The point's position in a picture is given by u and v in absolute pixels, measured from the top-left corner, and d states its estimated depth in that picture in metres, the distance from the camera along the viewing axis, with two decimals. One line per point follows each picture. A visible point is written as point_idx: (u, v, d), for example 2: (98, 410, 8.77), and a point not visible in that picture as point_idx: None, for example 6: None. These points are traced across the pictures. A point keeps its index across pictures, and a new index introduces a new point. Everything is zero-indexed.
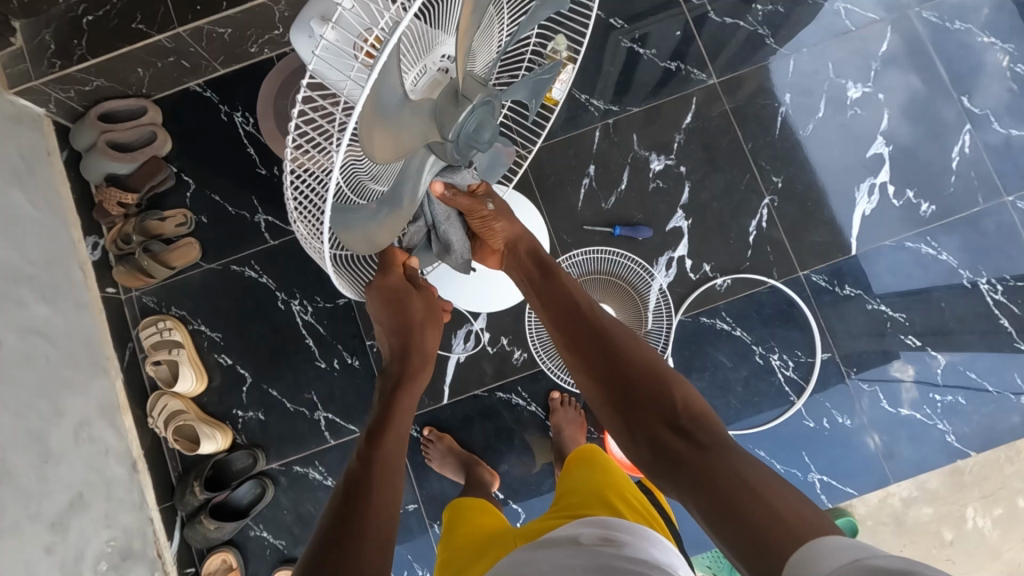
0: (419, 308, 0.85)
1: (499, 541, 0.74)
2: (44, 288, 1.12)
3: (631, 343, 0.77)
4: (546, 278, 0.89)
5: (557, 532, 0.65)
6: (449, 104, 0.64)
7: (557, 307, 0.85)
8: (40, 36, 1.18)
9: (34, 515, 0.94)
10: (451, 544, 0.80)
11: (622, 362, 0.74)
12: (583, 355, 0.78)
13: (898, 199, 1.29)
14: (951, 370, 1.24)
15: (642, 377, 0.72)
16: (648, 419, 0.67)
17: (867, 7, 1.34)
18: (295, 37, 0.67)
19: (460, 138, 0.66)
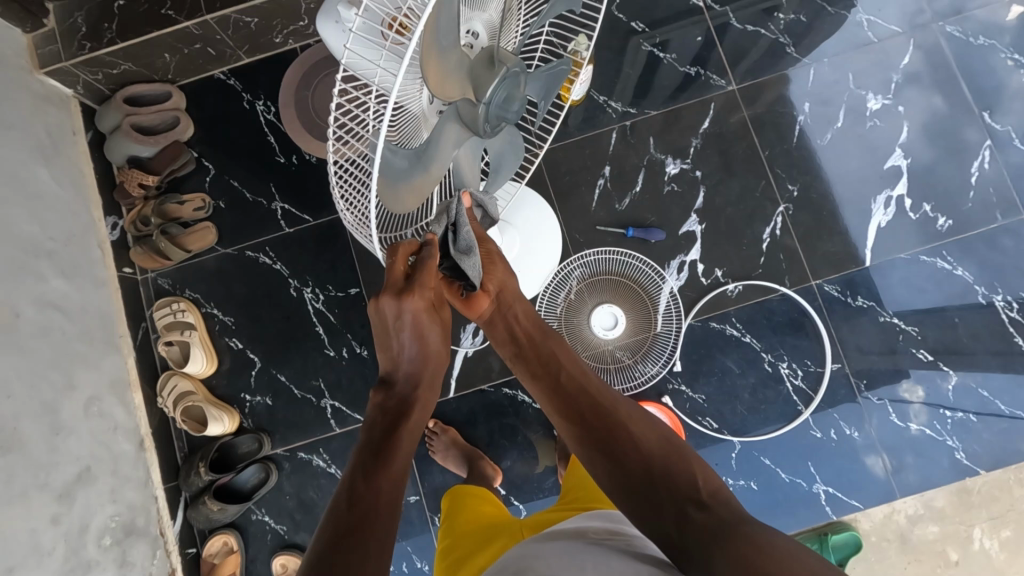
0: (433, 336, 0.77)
1: (505, 530, 0.74)
2: (63, 264, 1.14)
3: (640, 415, 0.71)
4: (543, 345, 0.82)
5: (564, 525, 0.66)
6: (483, 66, 0.63)
7: (556, 381, 0.77)
8: (72, 19, 1.21)
9: (42, 485, 0.96)
10: (455, 531, 0.80)
11: (630, 436, 0.68)
12: (586, 425, 0.71)
13: (915, 213, 1.28)
14: (962, 388, 1.22)
15: (654, 454, 0.66)
16: (663, 497, 0.60)
17: (891, 19, 1.33)
18: (322, 24, 0.68)
19: (491, 107, 0.65)
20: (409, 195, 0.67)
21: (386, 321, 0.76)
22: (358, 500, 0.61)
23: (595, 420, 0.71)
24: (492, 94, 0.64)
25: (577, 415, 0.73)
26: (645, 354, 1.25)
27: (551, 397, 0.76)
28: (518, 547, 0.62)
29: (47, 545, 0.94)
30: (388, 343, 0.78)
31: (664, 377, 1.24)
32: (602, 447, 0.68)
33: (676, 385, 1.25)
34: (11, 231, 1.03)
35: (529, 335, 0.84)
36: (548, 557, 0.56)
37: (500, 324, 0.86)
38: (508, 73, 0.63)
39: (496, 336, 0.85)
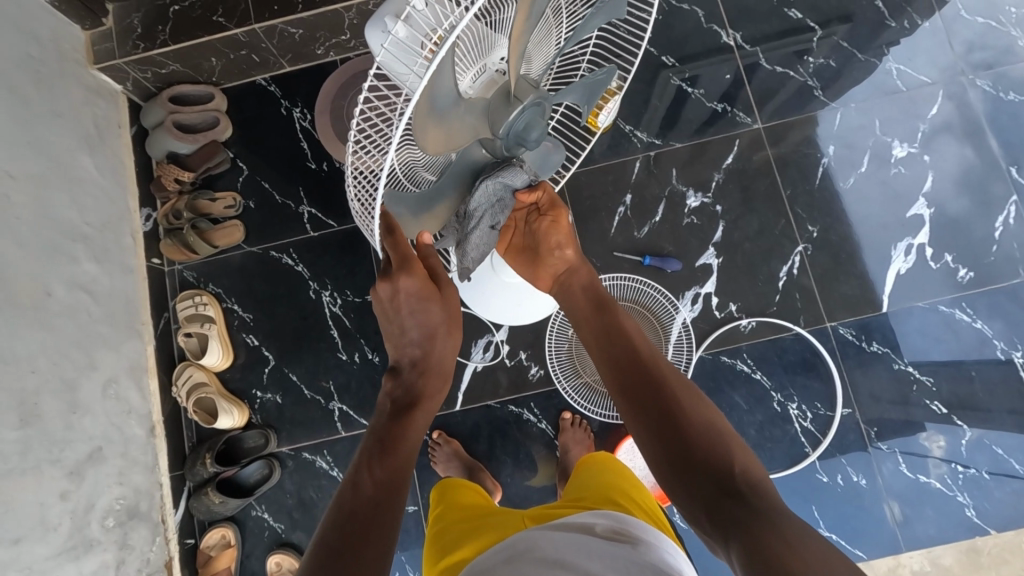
0: (437, 314, 0.76)
1: (499, 520, 0.72)
2: (96, 248, 1.19)
3: (691, 398, 0.71)
4: (605, 318, 0.83)
5: (567, 519, 0.64)
6: (500, 105, 0.64)
7: (608, 346, 0.79)
8: (128, 19, 1.28)
9: (55, 460, 0.99)
10: (451, 516, 0.79)
11: (676, 409, 0.69)
12: (634, 398, 0.72)
13: (936, 262, 1.27)
14: (977, 443, 1.20)
15: (695, 431, 0.67)
16: (701, 474, 0.61)
17: (921, 70, 1.35)
18: (369, 32, 0.69)
19: (510, 135, 0.65)
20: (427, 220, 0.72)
21: (385, 307, 0.76)
22: (371, 491, 0.62)
23: (645, 397, 0.71)
24: (514, 120, 0.64)
25: (626, 389, 0.74)
26: None
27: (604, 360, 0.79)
28: (521, 534, 0.61)
29: (52, 520, 0.96)
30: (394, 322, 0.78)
31: None
32: (648, 422, 0.69)
33: None
34: (52, 214, 1.08)
35: (592, 304, 0.85)
36: (555, 549, 0.55)
37: (567, 293, 0.89)
38: (529, 104, 0.63)
39: (561, 300, 0.89)
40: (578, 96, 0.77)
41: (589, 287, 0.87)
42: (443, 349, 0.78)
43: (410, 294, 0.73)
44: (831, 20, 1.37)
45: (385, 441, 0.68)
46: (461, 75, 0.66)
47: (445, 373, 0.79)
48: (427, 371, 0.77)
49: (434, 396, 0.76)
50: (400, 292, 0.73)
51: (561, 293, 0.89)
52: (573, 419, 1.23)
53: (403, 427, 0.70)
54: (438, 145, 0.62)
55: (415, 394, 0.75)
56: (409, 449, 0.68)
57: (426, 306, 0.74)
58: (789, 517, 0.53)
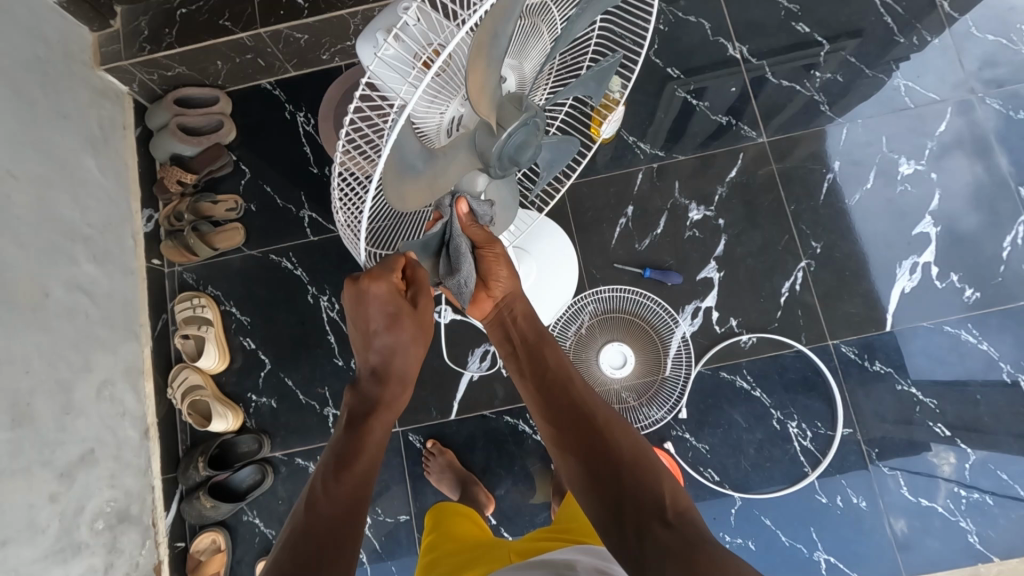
0: (405, 329, 0.74)
1: (488, 552, 0.72)
2: (96, 249, 1.19)
3: (621, 425, 0.70)
4: (537, 347, 0.81)
5: (551, 555, 0.64)
6: (485, 134, 0.61)
7: (541, 384, 0.77)
8: (136, 22, 1.29)
9: (46, 462, 0.98)
10: (442, 548, 0.78)
11: (607, 446, 0.67)
12: (567, 427, 0.70)
13: (941, 281, 1.25)
14: (981, 467, 1.17)
15: (627, 466, 0.64)
16: (636, 513, 0.59)
17: (929, 87, 1.33)
18: (360, 46, 0.70)
19: (503, 155, 0.63)
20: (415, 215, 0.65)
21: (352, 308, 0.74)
22: (329, 514, 0.60)
23: (577, 426, 0.70)
24: (512, 133, 0.61)
25: (558, 420, 0.72)
26: (651, 398, 1.23)
27: (536, 400, 0.76)
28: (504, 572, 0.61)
29: (41, 522, 0.96)
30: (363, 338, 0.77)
31: (668, 423, 1.22)
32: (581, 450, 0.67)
33: (679, 432, 1.22)
34: (53, 214, 1.09)
35: (525, 335, 0.83)
36: None
37: (500, 326, 0.86)
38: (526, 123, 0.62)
39: (495, 333, 0.86)
40: (589, 88, 0.73)
41: (526, 317, 0.84)
42: (407, 357, 0.77)
43: (381, 304, 0.72)
44: (839, 35, 1.36)
45: (341, 458, 0.66)
46: (452, 96, 0.63)
47: (408, 380, 0.77)
48: (388, 377, 0.76)
49: (394, 404, 0.75)
50: (369, 297, 0.71)
51: (498, 320, 0.86)
52: None
53: (359, 439, 0.69)
54: (420, 198, 0.62)
55: (372, 403, 0.73)
56: (369, 459, 0.67)
57: (392, 313, 0.73)
58: (713, 544, 0.53)
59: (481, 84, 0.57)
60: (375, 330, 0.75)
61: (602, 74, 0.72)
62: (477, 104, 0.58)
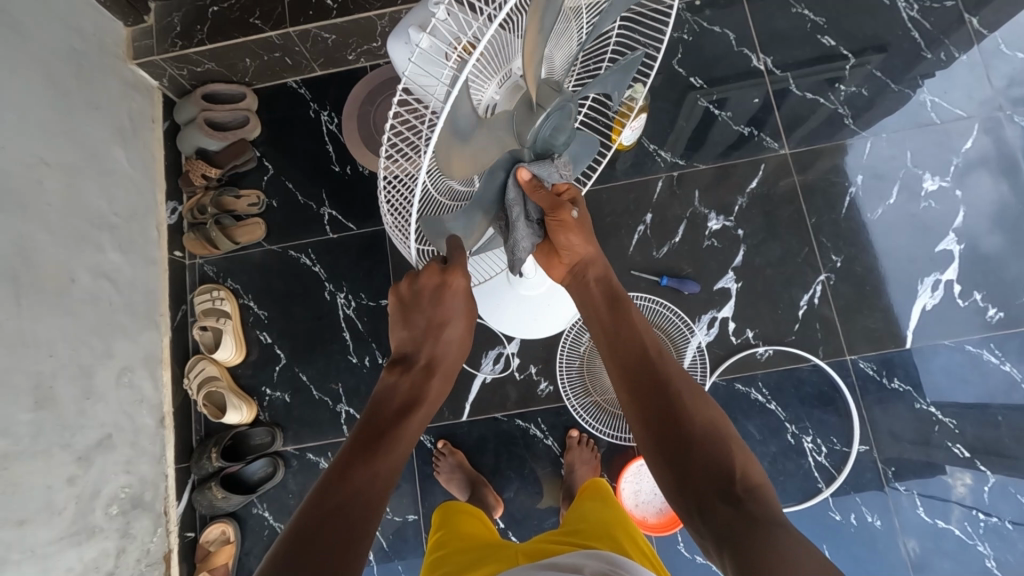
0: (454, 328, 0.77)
1: (496, 554, 0.71)
2: (122, 238, 1.21)
3: (701, 398, 0.71)
4: (615, 321, 0.81)
5: (559, 559, 0.63)
6: (525, 112, 0.61)
7: (618, 350, 0.78)
8: (169, 18, 1.31)
9: (66, 445, 1.00)
10: (449, 547, 0.77)
11: (682, 413, 0.69)
12: (641, 407, 0.71)
13: (964, 299, 1.23)
14: (1000, 491, 1.15)
15: (699, 435, 0.66)
16: (703, 485, 0.61)
17: (956, 103, 1.32)
18: (392, 45, 0.72)
19: (538, 140, 0.63)
20: (462, 163, 0.58)
21: (414, 298, 0.76)
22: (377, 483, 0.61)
23: (654, 403, 0.70)
24: (546, 117, 0.61)
25: (633, 383, 0.74)
26: None
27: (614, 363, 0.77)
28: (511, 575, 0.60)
29: (58, 504, 0.97)
30: (409, 320, 0.77)
31: None
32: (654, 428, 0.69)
33: None
34: (81, 202, 1.11)
35: (601, 302, 0.84)
36: None
37: (578, 291, 0.87)
38: (564, 103, 0.62)
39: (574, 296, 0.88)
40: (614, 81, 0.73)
41: (602, 282, 0.85)
42: (452, 347, 0.78)
43: (458, 293, 0.73)
44: (865, 49, 1.35)
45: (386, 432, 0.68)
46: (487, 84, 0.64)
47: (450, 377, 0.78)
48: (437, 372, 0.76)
49: (436, 396, 0.76)
50: (450, 288, 0.73)
51: (575, 287, 0.87)
52: (581, 437, 1.21)
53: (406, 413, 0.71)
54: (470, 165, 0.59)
55: (417, 392, 0.74)
56: (407, 443, 0.68)
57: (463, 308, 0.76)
58: (779, 523, 0.55)
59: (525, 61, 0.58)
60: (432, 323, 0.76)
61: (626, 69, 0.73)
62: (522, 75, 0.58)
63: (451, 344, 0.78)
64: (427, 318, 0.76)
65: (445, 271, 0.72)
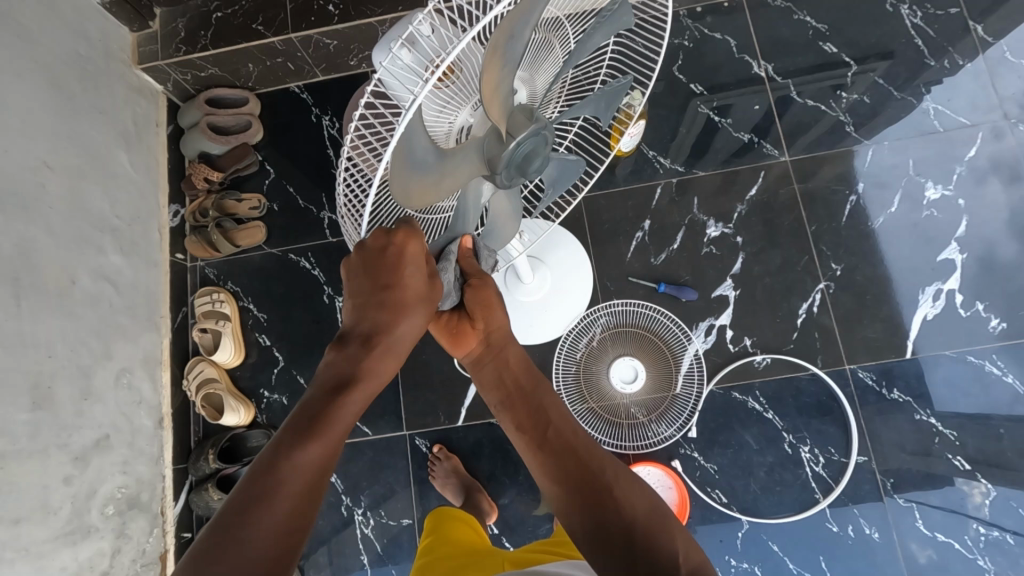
0: (411, 297, 0.64)
1: (483, 560, 0.71)
2: (123, 241, 1.22)
3: (634, 480, 0.62)
4: (533, 395, 0.72)
5: (545, 567, 0.62)
6: (494, 142, 0.61)
7: (540, 432, 0.68)
8: (174, 24, 1.33)
9: (63, 445, 1.01)
10: (437, 548, 0.77)
11: (616, 498, 0.59)
12: (573, 490, 0.61)
13: (966, 309, 1.21)
14: (1001, 505, 1.13)
15: (638, 521, 0.57)
16: None
17: (960, 111, 1.30)
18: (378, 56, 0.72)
19: (511, 162, 0.62)
20: (416, 192, 0.59)
21: (360, 266, 0.64)
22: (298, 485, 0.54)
23: (581, 488, 0.61)
24: (522, 139, 0.60)
25: (558, 466, 0.64)
26: (661, 414, 1.21)
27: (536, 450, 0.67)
28: None
29: (54, 504, 0.98)
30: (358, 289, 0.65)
31: (677, 441, 1.20)
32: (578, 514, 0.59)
33: (688, 451, 1.20)
34: (84, 205, 1.12)
35: (518, 383, 0.73)
36: None
37: (489, 367, 0.75)
38: (539, 129, 0.61)
39: (483, 382, 0.76)
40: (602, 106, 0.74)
41: (518, 362, 0.74)
42: (406, 329, 0.65)
43: (410, 264, 0.63)
44: (868, 56, 1.35)
45: (315, 420, 0.59)
46: (462, 104, 0.64)
47: (400, 357, 0.66)
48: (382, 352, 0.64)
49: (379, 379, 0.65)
50: (398, 256, 0.62)
51: (488, 361, 0.75)
52: None
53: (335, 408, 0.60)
54: (425, 197, 0.60)
55: (357, 372, 0.63)
56: (337, 437, 0.59)
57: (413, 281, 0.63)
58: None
59: (493, 88, 0.57)
60: (384, 292, 0.64)
61: (615, 93, 0.73)
62: (489, 107, 0.57)
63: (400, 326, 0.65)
64: (375, 285, 0.64)
65: (392, 237, 0.62)
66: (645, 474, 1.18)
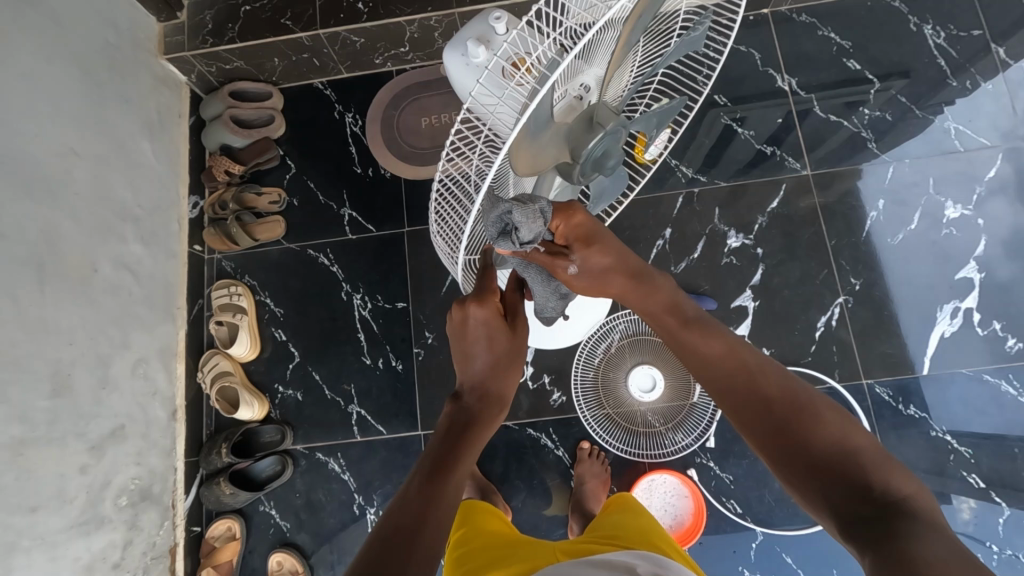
0: (503, 347, 0.73)
1: (528, 550, 0.67)
2: (144, 230, 1.22)
3: (818, 409, 0.57)
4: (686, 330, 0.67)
5: (603, 555, 0.59)
6: (583, 127, 0.60)
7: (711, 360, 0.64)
8: (201, 15, 1.33)
9: (80, 434, 1.00)
10: (473, 543, 0.74)
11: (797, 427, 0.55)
12: (753, 411, 0.58)
13: (983, 328, 1.22)
14: (1015, 525, 1.13)
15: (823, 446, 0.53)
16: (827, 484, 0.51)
17: (981, 131, 1.31)
18: (449, 55, 0.71)
19: (587, 162, 0.62)
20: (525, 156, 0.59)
21: (459, 331, 0.73)
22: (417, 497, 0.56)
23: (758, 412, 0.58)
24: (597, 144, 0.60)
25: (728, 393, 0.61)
26: (678, 423, 1.21)
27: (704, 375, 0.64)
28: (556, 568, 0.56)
29: (70, 493, 0.97)
30: (463, 351, 0.74)
31: (693, 450, 1.20)
32: (786, 467, 0.54)
33: (703, 460, 1.20)
34: (107, 193, 1.12)
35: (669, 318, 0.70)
36: None
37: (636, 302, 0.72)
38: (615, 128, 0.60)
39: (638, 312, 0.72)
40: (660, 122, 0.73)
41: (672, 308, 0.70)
42: (506, 380, 0.74)
43: (481, 328, 0.72)
44: (890, 74, 1.36)
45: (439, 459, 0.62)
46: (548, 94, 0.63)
47: (503, 401, 0.73)
48: (490, 399, 0.72)
49: (491, 424, 0.70)
50: (469, 322, 0.72)
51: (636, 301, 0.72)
52: (592, 450, 1.21)
53: (460, 442, 0.65)
54: (530, 163, 0.60)
55: (471, 417, 0.69)
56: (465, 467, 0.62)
57: (494, 339, 0.71)
58: (945, 558, 0.39)
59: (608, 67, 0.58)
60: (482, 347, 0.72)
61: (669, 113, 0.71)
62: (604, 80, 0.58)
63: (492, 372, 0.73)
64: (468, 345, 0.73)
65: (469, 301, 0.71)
66: (661, 482, 1.19)
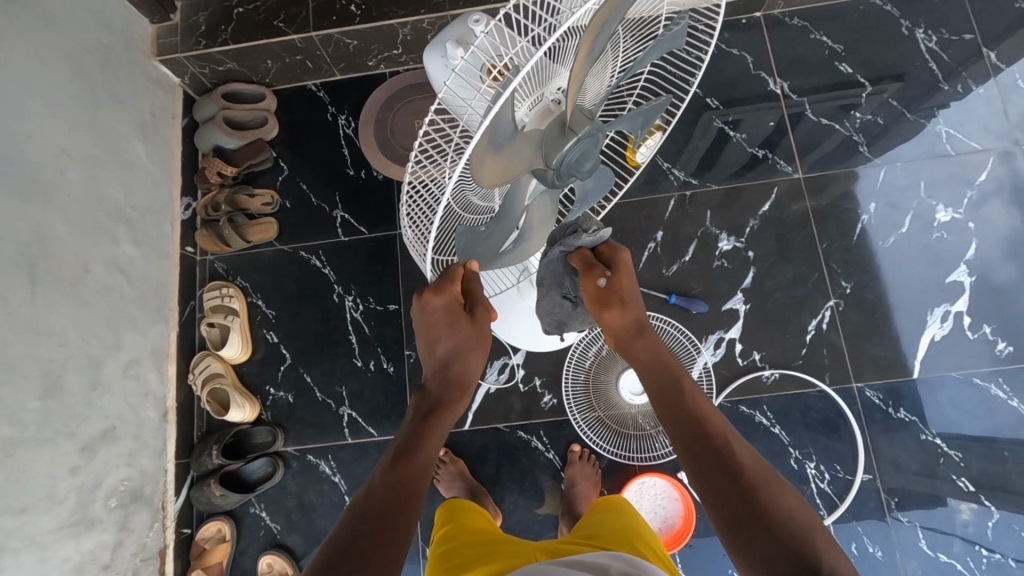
0: (466, 334, 0.74)
1: (510, 548, 0.67)
2: (137, 232, 1.22)
3: (779, 489, 0.64)
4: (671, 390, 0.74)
5: (581, 555, 0.59)
6: (555, 136, 0.61)
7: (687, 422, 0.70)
8: (195, 17, 1.33)
9: (70, 435, 1.00)
10: (456, 541, 0.74)
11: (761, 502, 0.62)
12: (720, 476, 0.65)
13: (973, 332, 1.22)
14: (1005, 527, 1.13)
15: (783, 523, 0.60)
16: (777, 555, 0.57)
17: (972, 135, 1.32)
18: (428, 57, 0.69)
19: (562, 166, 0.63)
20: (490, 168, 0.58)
21: (422, 321, 0.75)
22: (381, 492, 0.61)
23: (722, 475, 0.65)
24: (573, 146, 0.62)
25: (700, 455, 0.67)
26: None
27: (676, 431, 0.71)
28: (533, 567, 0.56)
29: (61, 494, 0.97)
30: (430, 341, 0.76)
31: None
32: (740, 531, 0.60)
33: None
34: (100, 194, 1.12)
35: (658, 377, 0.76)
36: None
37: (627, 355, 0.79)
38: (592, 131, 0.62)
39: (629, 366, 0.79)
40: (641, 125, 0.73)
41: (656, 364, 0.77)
42: (471, 364, 0.76)
43: (443, 315, 0.73)
44: (882, 77, 1.36)
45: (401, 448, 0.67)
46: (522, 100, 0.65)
47: (466, 386, 0.76)
48: (456, 388, 0.75)
49: (454, 412, 0.74)
50: (431, 311, 0.73)
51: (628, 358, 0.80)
52: (582, 452, 1.21)
53: (423, 429, 0.69)
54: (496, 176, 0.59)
55: (434, 405, 0.73)
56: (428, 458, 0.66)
57: (455, 327, 0.73)
58: None
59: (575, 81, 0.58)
60: (447, 337, 0.74)
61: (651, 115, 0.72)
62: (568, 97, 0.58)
63: (456, 354, 0.75)
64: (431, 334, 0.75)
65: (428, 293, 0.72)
66: (653, 485, 1.19)
